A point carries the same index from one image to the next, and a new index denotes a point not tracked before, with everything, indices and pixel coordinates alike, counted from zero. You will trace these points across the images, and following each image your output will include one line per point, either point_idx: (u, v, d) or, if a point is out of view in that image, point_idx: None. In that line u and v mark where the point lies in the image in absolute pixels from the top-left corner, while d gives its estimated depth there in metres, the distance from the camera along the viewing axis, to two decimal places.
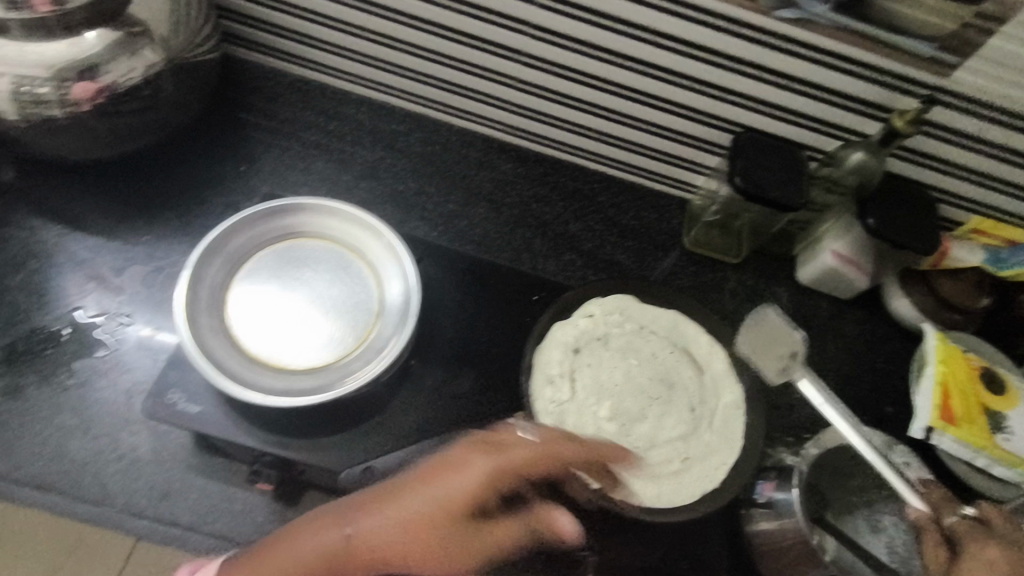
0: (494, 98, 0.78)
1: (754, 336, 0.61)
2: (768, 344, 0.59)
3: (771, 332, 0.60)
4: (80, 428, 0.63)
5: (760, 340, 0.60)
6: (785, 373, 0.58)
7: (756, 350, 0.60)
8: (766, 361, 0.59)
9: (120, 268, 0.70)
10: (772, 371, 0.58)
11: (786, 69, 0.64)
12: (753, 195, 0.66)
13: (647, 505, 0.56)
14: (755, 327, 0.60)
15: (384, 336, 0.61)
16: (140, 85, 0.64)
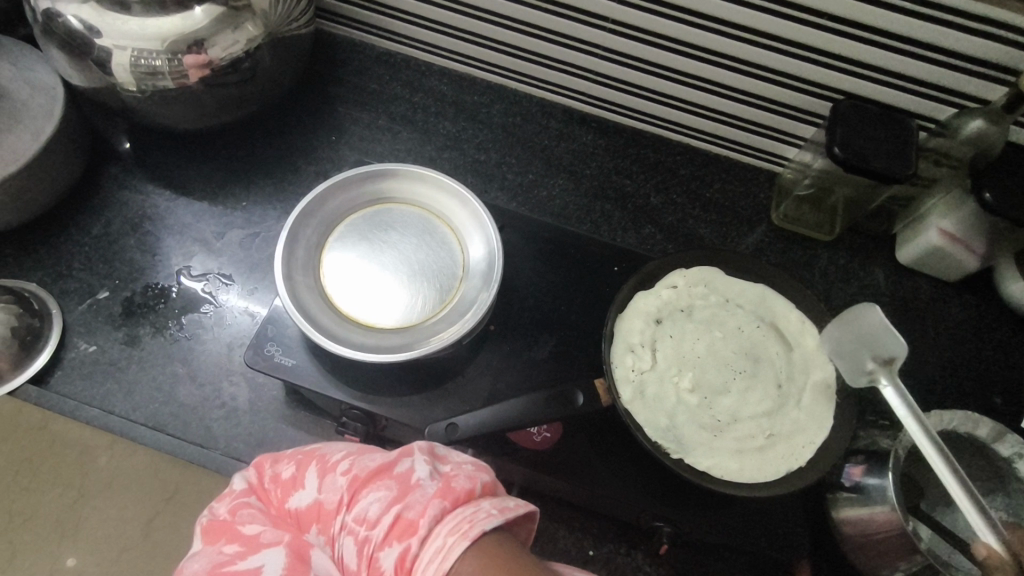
0: (578, 68, 0.77)
1: (847, 331, 0.56)
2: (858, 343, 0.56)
3: (863, 329, 0.55)
4: (187, 376, 0.68)
5: (852, 336, 0.56)
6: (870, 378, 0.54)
7: (842, 346, 0.57)
8: (850, 360, 0.56)
9: (222, 231, 0.75)
10: (855, 372, 0.55)
11: (900, 30, 0.59)
12: (854, 166, 0.62)
13: (730, 480, 0.54)
14: (854, 322, 0.55)
15: (468, 299, 0.62)
16: (242, 57, 0.68)
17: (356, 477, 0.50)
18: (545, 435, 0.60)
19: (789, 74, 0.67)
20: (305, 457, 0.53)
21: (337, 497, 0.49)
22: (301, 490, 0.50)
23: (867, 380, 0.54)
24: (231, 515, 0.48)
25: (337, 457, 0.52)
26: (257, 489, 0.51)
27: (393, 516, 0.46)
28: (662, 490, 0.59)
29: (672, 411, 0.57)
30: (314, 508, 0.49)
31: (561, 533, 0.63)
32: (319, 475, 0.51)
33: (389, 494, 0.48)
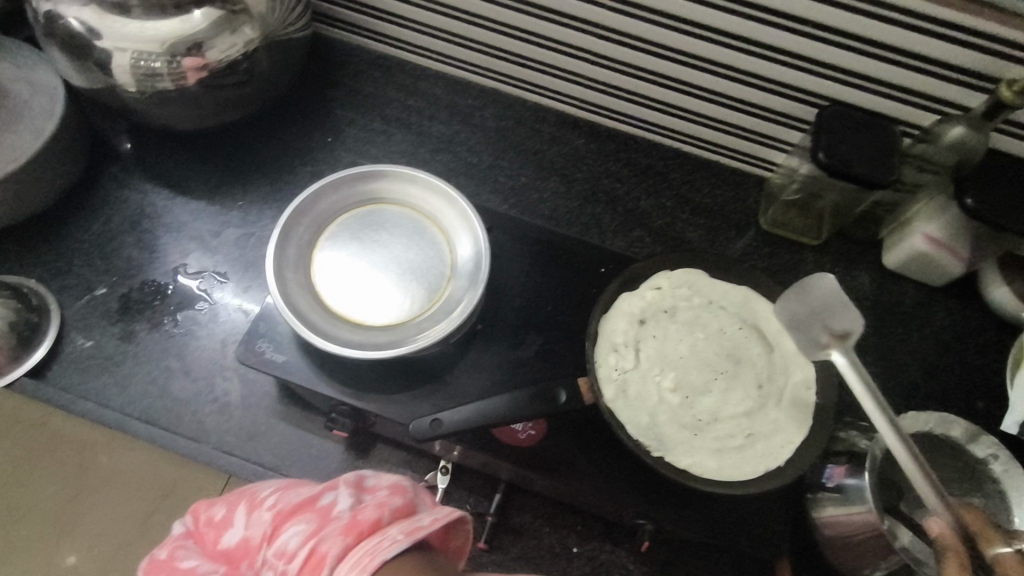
0: (569, 73, 0.78)
1: (802, 305, 0.59)
2: (810, 314, 0.58)
3: (817, 299, 0.58)
4: (181, 372, 0.70)
5: (807, 310, 0.58)
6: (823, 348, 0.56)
7: (798, 319, 0.59)
8: (803, 332, 0.58)
9: (217, 230, 0.77)
10: (809, 345, 0.57)
11: (883, 39, 0.60)
12: (836, 171, 0.63)
13: (709, 477, 0.55)
14: (809, 292, 0.58)
15: (455, 298, 0.63)
16: (239, 60, 0.69)
17: (279, 511, 0.50)
18: (530, 432, 0.61)
19: (775, 80, 0.68)
20: (237, 496, 0.54)
21: (261, 532, 0.49)
22: (231, 529, 0.51)
23: (822, 351, 0.56)
24: (168, 554, 0.52)
25: (265, 494, 0.52)
26: (194, 531, 0.53)
27: (306, 549, 0.45)
28: (645, 488, 0.59)
29: (653, 410, 0.58)
30: (240, 545, 0.50)
31: (545, 530, 0.64)
32: (247, 511, 0.51)
33: (306, 527, 0.47)
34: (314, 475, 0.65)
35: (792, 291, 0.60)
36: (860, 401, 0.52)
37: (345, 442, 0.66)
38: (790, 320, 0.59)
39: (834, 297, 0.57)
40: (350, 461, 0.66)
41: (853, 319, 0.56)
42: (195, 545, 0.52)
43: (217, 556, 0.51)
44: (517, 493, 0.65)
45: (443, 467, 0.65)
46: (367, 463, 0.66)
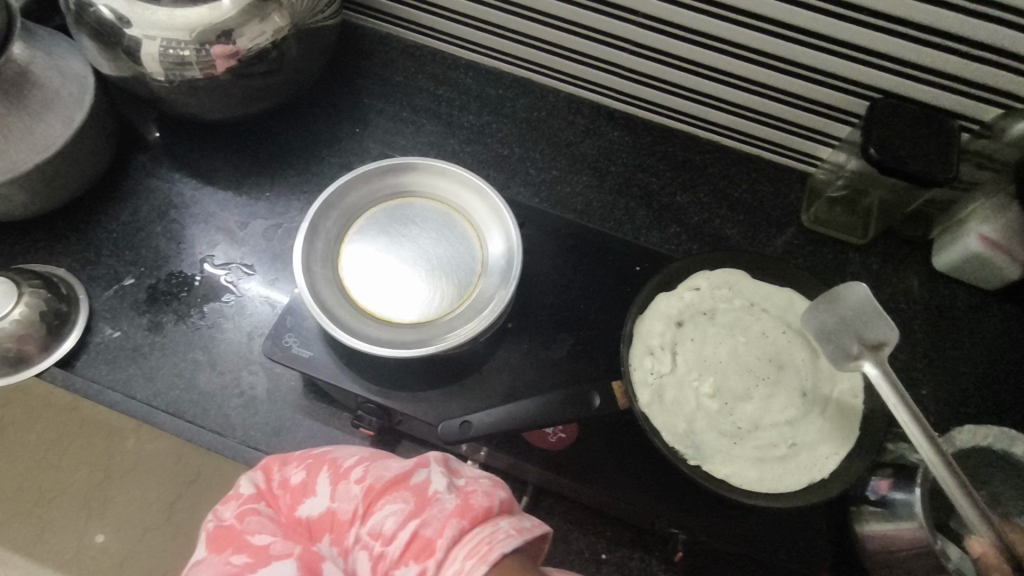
0: (605, 62, 0.75)
1: (833, 314, 0.55)
2: (841, 323, 0.55)
3: (849, 309, 0.55)
4: (208, 364, 0.69)
5: (838, 320, 0.55)
6: (856, 359, 0.54)
7: (826, 328, 0.56)
8: (834, 342, 0.55)
9: (244, 222, 0.76)
10: (841, 356, 0.54)
11: (946, 27, 0.57)
12: (890, 168, 0.60)
13: (748, 488, 0.53)
14: (841, 302, 0.55)
15: (484, 296, 0.61)
16: (268, 48, 0.68)
17: (371, 486, 0.50)
18: (560, 435, 0.59)
19: (825, 71, 0.65)
20: (315, 462, 0.53)
21: (352, 508, 0.49)
22: (312, 498, 0.50)
23: (853, 362, 0.54)
24: (238, 521, 0.48)
25: (349, 465, 0.52)
26: (265, 494, 0.51)
27: (412, 531, 0.46)
28: (678, 496, 0.57)
29: (690, 416, 0.55)
30: (326, 517, 0.49)
31: (574, 535, 0.62)
32: (331, 482, 0.51)
33: (406, 507, 0.48)
34: None
35: (819, 297, 0.56)
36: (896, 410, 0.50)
37: (371, 440, 0.65)
38: (816, 329, 0.56)
39: (867, 307, 0.54)
40: None
41: (886, 330, 0.53)
42: (265, 512, 0.49)
43: (297, 525, 0.49)
44: (546, 497, 0.63)
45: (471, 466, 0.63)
46: None
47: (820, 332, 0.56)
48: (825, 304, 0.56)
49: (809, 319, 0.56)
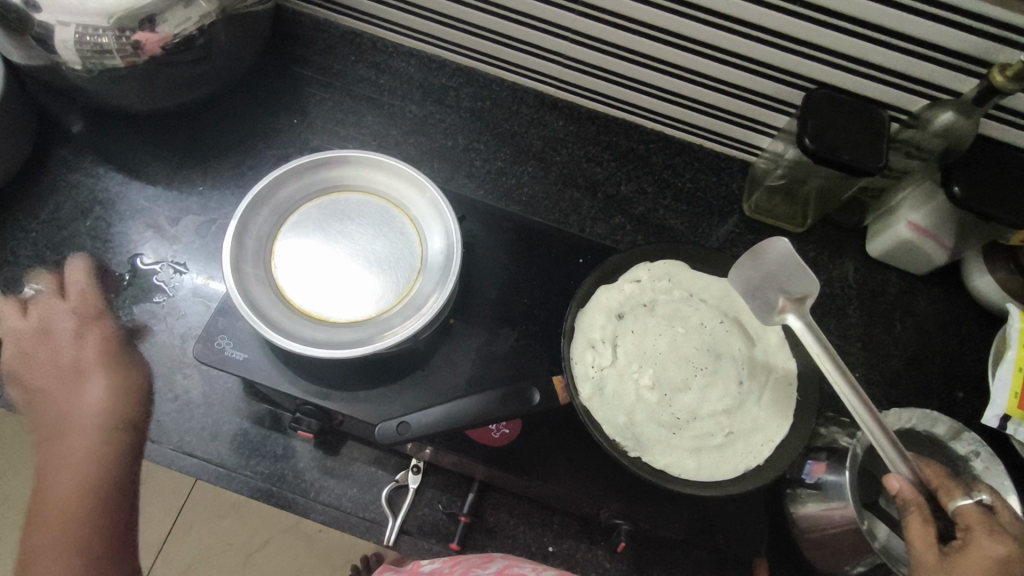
0: (547, 51, 0.74)
1: (757, 271, 0.58)
2: (766, 277, 0.58)
3: (772, 264, 0.57)
4: (137, 368, 0.65)
5: (762, 275, 0.58)
6: (779, 315, 0.56)
7: (752, 286, 0.58)
8: (759, 297, 0.58)
9: (175, 218, 0.72)
10: (764, 310, 0.57)
11: (877, 19, 0.57)
12: (822, 158, 0.61)
13: (685, 478, 0.54)
14: (765, 257, 0.57)
15: (424, 292, 0.60)
16: (195, 35, 0.64)
17: None
18: (504, 431, 0.59)
19: (760, 61, 0.65)
20: None
21: None
22: None
23: (777, 316, 0.56)
24: None
25: None
26: None
27: None
28: (620, 487, 0.58)
29: (631, 409, 0.56)
30: None
31: (521, 529, 0.62)
32: None
33: None
34: (280, 476, 0.63)
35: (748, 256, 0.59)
36: (821, 364, 0.52)
37: (312, 441, 0.63)
38: (744, 287, 0.59)
39: (788, 261, 0.56)
40: (318, 460, 0.63)
41: (803, 283, 0.55)
42: None
43: None
44: (491, 492, 0.63)
45: (415, 465, 0.63)
46: (336, 463, 0.63)
47: (746, 289, 0.59)
48: (751, 259, 0.58)
49: (734, 274, 0.59)
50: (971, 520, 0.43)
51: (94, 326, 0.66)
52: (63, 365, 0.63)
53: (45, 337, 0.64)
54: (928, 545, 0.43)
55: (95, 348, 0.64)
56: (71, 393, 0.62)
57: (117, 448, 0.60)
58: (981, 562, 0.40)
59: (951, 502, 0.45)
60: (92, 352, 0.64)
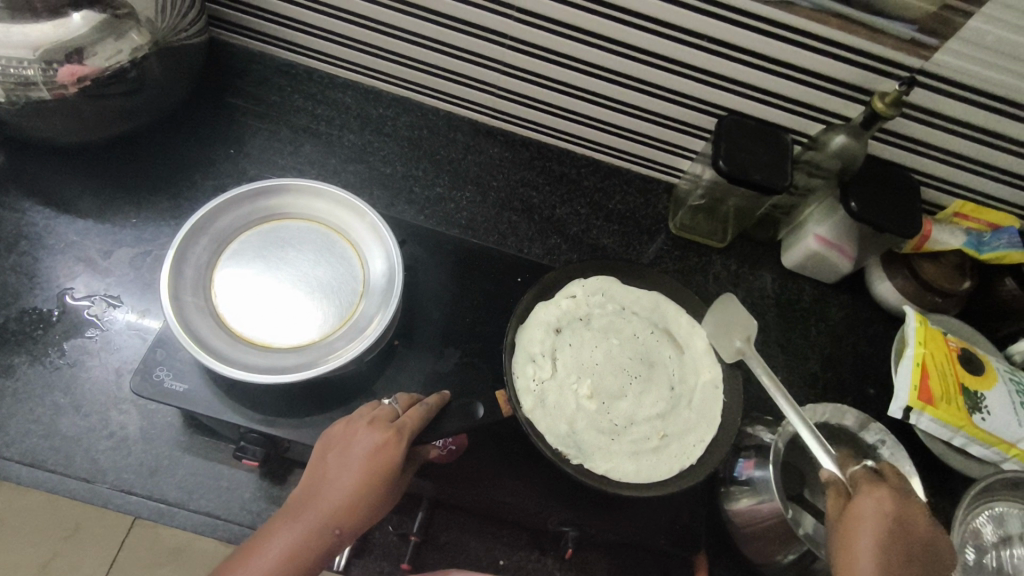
0: (480, 82, 0.78)
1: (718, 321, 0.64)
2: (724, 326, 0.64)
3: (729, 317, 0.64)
4: (70, 406, 0.63)
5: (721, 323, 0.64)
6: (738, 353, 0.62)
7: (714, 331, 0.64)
8: (720, 340, 0.63)
9: (107, 251, 0.70)
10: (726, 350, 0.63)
11: (774, 53, 0.63)
12: (736, 178, 0.66)
13: (626, 480, 0.56)
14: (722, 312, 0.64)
15: (367, 314, 0.61)
16: (127, 67, 0.64)
17: None
18: (450, 447, 0.59)
19: (676, 91, 0.71)
20: None
21: None
22: None
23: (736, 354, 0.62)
24: None
25: None
26: None
27: None
28: (566, 495, 0.60)
29: (572, 418, 0.59)
30: None
31: (472, 544, 0.63)
32: None
33: None
34: (224, 508, 0.61)
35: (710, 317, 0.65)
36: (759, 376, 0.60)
37: (258, 471, 0.63)
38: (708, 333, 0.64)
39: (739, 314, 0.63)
40: (264, 491, 0.62)
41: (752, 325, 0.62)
42: None
43: None
44: (441, 511, 0.63)
45: None
46: (283, 491, 0.63)
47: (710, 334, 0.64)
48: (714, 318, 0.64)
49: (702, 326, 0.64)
50: (862, 479, 0.49)
51: (391, 436, 0.51)
52: (350, 470, 0.50)
53: (377, 446, 0.50)
54: (837, 517, 0.49)
55: (372, 455, 0.50)
56: (334, 482, 0.50)
57: (325, 543, 0.48)
58: (871, 509, 0.47)
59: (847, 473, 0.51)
60: (368, 455, 0.50)
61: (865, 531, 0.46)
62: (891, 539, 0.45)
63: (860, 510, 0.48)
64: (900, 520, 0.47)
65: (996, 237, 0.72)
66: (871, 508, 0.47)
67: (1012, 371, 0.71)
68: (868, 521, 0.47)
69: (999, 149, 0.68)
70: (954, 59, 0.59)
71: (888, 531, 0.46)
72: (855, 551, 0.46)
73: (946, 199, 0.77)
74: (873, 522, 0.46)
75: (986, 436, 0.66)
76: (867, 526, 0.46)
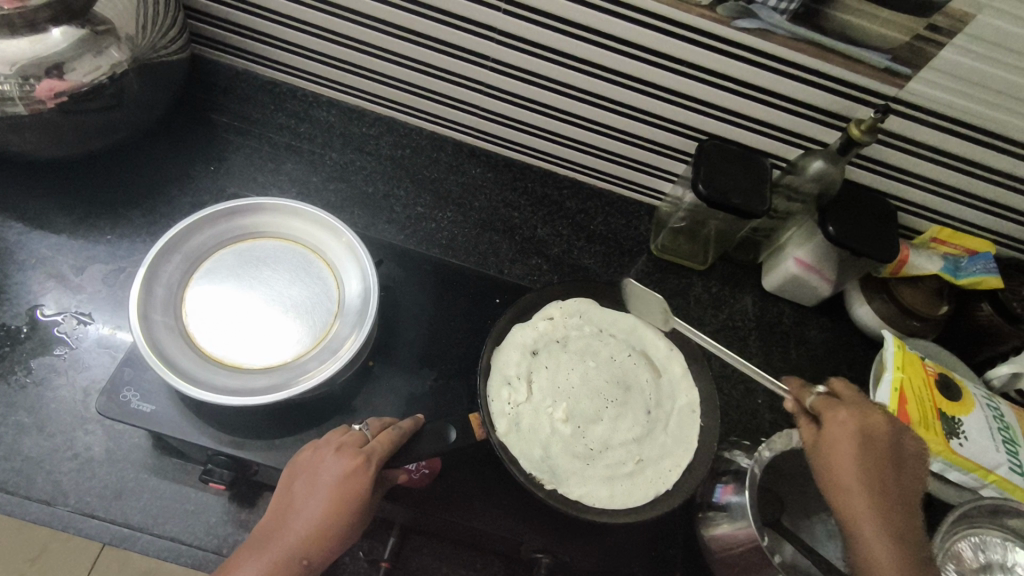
0: (463, 103, 0.78)
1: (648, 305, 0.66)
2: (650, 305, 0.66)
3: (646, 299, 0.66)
4: (35, 426, 0.61)
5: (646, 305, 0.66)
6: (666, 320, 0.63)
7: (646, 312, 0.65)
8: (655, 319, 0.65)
9: (80, 267, 0.69)
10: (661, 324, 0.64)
11: (751, 79, 0.64)
12: (714, 202, 0.66)
13: (599, 507, 0.56)
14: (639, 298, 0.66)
15: (341, 334, 0.60)
16: (106, 83, 0.64)
17: None
18: (423, 471, 0.58)
19: (656, 114, 0.71)
20: None
21: None
22: None
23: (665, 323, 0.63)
24: None
25: None
26: None
27: None
28: (539, 521, 0.60)
29: (546, 442, 0.58)
30: None
31: (444, 570, 0.61)
32: None
33: None
34: (189, 533, 0.60)
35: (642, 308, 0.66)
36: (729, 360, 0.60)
37: (226, 494, 0.61)
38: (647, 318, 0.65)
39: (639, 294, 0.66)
40: (232, 514, 0.61)
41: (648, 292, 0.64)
42: None
43: None
44: (414, 535, 0.62)
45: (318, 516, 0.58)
46: (252, 515, 0.61)
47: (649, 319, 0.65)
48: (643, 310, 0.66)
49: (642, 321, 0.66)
50: (820, 406, 0.53)
51: (359, 464, 0.50)
52: (316, 499, 0.49)
53: (344, 475, 0.49)
54: (816, 447, 0.52)
55: (339, 484, 0.49)
56: (300, 512, 0.49)
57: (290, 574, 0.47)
58: (839, 429, 0.51)
59: (805, 403, 0.55)
60: (334, 483, 0.49)
61: (840, 451, 0.50)
62: (864, 452, 0.49)
63: (830, 429, 0.51)
64: (865, 430, 0.51)
65: (972, 263, 0.73)
66: (838, 424, 0.51)
67: (988, 397, 0.71)
68: (841, 443, 0.50)
69: (973, 176, 0.69)
70: (928, 88, 0.60)
71: (859, 445, 0.50)
72: (839, 476, 0.49)
73: (922, 224, 0.77)
74: (846, 440, 0.50)
75: (964, 462, 0.66)
76: (841, 444, 0.50)
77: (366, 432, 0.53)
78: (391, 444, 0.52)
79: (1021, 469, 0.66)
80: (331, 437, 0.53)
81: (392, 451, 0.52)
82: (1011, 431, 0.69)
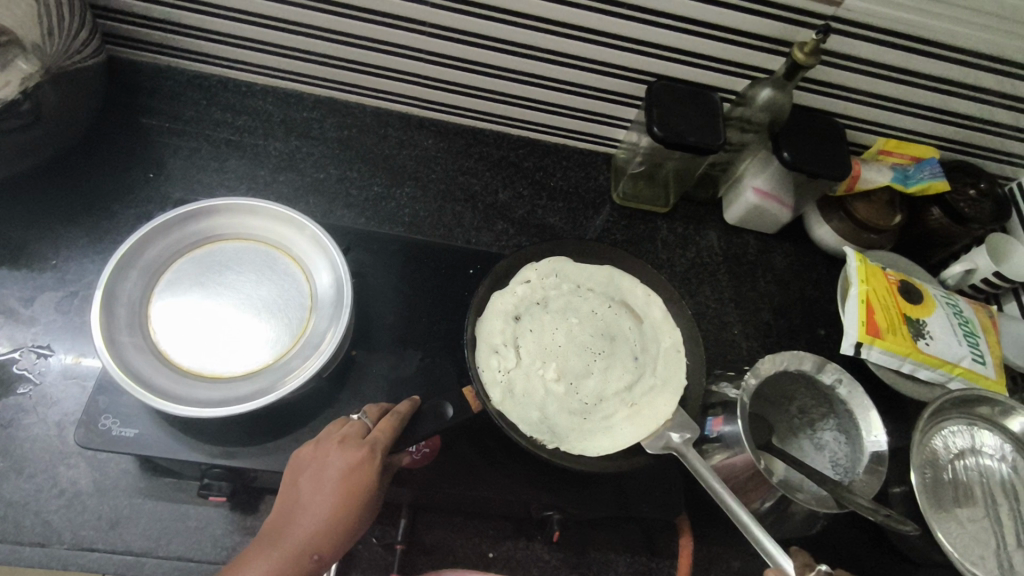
0: (406, 74, 0.76)
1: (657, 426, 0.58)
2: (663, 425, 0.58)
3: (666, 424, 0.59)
4: (12, 469, 0.58)
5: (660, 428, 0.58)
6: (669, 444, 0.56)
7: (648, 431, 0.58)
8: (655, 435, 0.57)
9: (29, 298, 0.65)
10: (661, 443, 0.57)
11: (693, 14, 0.64)
12: (672, 143, 0.66)
13: (601, 455, 0.57)
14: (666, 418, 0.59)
15: (320, 328, 0.59)
16: (19, 99, 0.59)
17: None
18: (425, 451, 0.59)
19: (602, 62, 0.71)
20: None
21: None
22: None
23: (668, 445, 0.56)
24: None
25: None
26: None
27: None
28: (544, 478, 0.61)
29: (542, 403, 0.58)
30: None
31: (458, 542, 0.62)
32: None
33: None
34: (196, 549, 0.59)
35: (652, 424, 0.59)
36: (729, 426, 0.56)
37: (226, 505, 0.61)
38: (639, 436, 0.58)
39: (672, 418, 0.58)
40: (236, 523, 0.60)
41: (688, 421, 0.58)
42: None
43: None
44: (423, 513, 0.63)
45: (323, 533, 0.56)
46: (256, 521, 0.61)
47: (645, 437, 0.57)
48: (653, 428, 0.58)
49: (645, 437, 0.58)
50: None
51: (367, 452, 0.50)
52: (329, 492, 0.49)
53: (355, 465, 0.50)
54: None
55: (351, 475, 0.49)
56: (313, 506, 0.49)
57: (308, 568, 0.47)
58: None
59: None
60: (345, 474, 0.49)
61: None
62: None
63: None
64: None
65: (919, 171, 0.75)
66: None
67: (947, 296, 0.75)
68: None
69: (913, 85, 0.70)
70: (864, 3, 0.61)
71: None
72: None
73: (869, 139, 0.80)
74: None
75: (930, 359, 0.70)
76: None
77: (367, 422, 0.53)
78: (395, 432, 0.52)
79: (981, 358, 0.71)
80: (333, 431, 0.53)
81: (396, 438, 0.53)
82: (970, 324, 0.73)
